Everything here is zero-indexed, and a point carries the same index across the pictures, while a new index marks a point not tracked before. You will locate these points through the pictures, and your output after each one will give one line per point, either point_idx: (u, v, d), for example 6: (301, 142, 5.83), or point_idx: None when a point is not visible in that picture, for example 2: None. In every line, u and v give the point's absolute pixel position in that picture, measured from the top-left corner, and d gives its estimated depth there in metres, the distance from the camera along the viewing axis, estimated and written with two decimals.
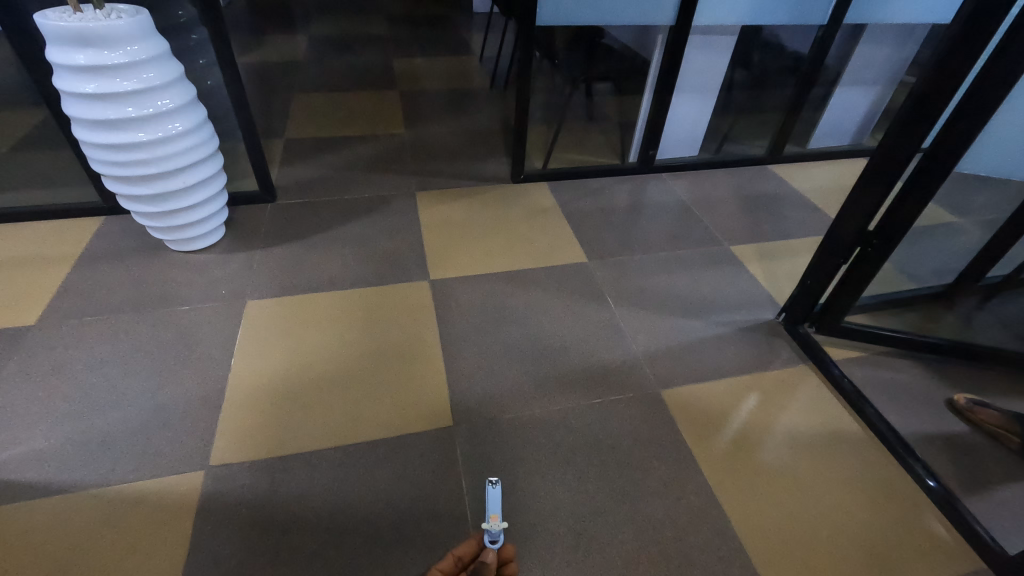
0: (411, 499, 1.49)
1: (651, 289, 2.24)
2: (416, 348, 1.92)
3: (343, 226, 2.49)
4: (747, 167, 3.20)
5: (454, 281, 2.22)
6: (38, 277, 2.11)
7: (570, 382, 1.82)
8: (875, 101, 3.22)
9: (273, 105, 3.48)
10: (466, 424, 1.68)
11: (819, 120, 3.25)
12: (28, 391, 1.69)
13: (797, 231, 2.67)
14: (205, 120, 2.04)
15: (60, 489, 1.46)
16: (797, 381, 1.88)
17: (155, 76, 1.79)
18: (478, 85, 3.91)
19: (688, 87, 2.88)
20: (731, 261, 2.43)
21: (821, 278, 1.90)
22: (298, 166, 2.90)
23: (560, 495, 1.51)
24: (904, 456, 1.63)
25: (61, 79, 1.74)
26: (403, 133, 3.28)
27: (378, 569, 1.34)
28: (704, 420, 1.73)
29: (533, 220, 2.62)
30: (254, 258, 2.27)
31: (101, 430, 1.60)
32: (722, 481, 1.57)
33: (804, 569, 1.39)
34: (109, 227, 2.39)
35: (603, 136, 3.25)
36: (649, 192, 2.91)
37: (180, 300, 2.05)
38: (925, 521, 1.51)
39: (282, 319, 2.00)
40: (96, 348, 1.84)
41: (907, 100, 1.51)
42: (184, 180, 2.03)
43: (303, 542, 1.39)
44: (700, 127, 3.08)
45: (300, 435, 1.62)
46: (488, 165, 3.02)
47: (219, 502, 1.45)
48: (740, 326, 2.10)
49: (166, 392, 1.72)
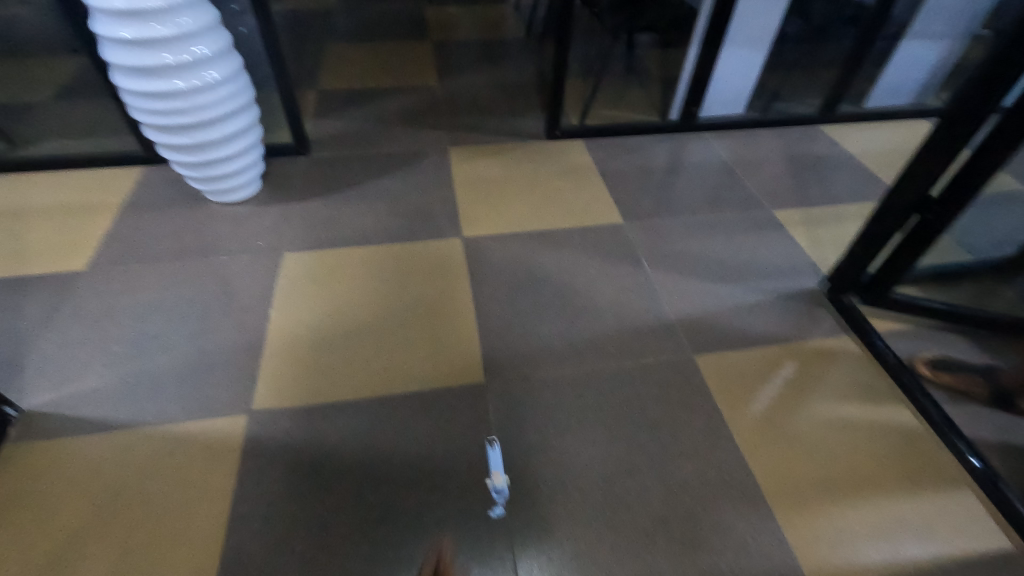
0: (444, 452, 1.53)
1: (687, 253, 2.18)
2: (448, 304, 1.92)
3: (376, 180, 2.47)
4: (795, 127, 3.02)
5: (486, 239, 2.19)
6: (85, 225, 2.18)
7: (602, 344, 1.81)
8: (943, 57, 2.97)
9: (305, 54, 3.42)
10: (497, 381, 1.69)
11: (878, 77, 3.03)
12: (81, 334, 1.77)
13: (847, 196, 2.53)
14: (240, 68, 2.02)
15: (114, 426, 1.55)
16: (838, 352, 1.82)
17: (191, 22, 1.76)
18: (513, 35, 3.75)
19: (739, 39, 2.70)
20: (774, 226, 2.33)
21: (873, 247, 1.81)
22: (330, 118, 2.87)
23: (590, 454, 1.53)
24: (948, 434, 1.58)
25: (99, 24, 1.73)
26: (435, 85, 3.20)
27: (412, 516, 1.40)
28: (737, 387, 1.70)
29: (567, 178, 2.55)
30: (290, 210, 2.29)
31: (150, 372, 1.67)
32: (753, 450, 1.55)
33: (832, 537, 1.39)
34: (150, 176, 2.43)
35: (643, 92, 3.11)
36: (690, 151, 2.79)
37: (220, 250, 2.09)
38: (965, 500, 1.47)
39: (317, 272, 2.02)
40: (142, 295, 1.90)
41: (988, 56, 1.37)
42: (221, 131, 2.02)
43: (341, 488, 1.44)
44: (748, 83, 2.90)
45: (335, 385, 1.66)
46: (521, 120, 2.92)
47: (262, 445, 1.52)
48: (781, 293, 2.03)
49: (208, 338, 1.78)
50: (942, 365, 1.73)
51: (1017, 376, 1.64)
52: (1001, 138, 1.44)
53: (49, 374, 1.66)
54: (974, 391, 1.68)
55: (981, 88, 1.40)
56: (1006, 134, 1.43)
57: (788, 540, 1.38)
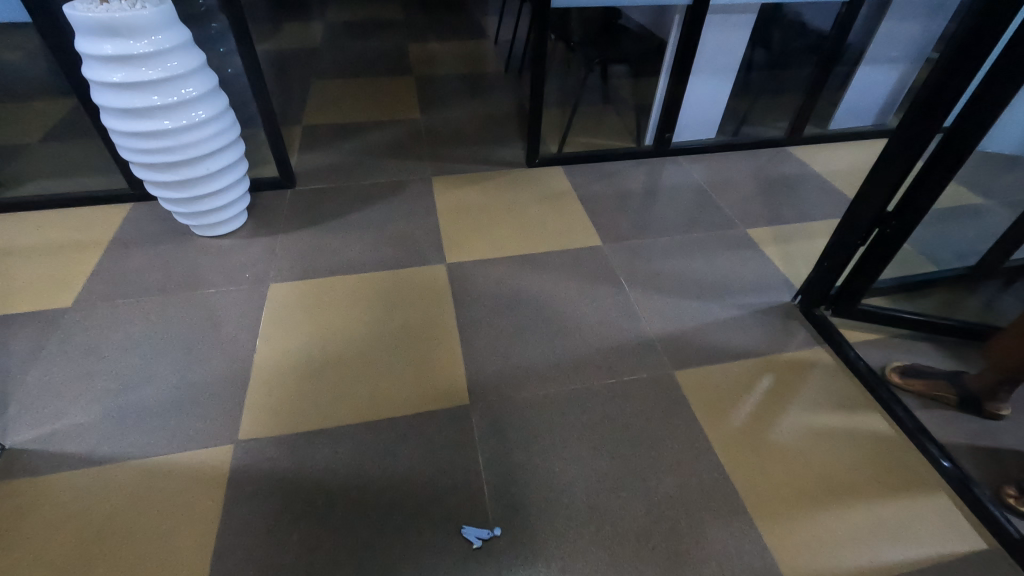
0: (430, 474, 1.54)
1: (664, 272, 2.25)
2: (434, 329, 1.96)
3: (361, 211, 2.54)
4: (765, 149, 3.15)
5: (470, 265, 2.25)
6: (72, 262, 2.20)
7: (584, 363, 1.85)
8: (899, 81, 3.14)
9: (291, 92, 3.53)
10: (482, 402, 1.72)
11: (840, 100, 3.19)
12: (67, 369, 1.78)
13: (816, 213, 2.64)
14: (227, 107, 2.09)
15: (99, 460, 1.55)
16: (812, 363, 1.88)
17: (179, 65, 1.84)
18: (492, 69, 3.90)
19: (705, 68, 2.84)
20: (747, 244, 2.42)
21: (839, 260, 1.89)
22: (316, 152, 2.95)
23: (574, 471, 1.55)
24: (920, 438, 1.63)
25: (89, 69, 1.79)
26: (418, 118, 3.30)
27: (399, 539, 1.41)
28: (716, 400, 1.75)
29: (547, 204, 2.63)
30: (276, 242, 2.34)
31: (136, 406, 1.68)
32: (734, 461, 1.59)
33: (813, 543, 1.42)
34: (137, 213, 2.47)
35: (619, 120, 3.24)
36: (665, 175, 2.90)
37: (206, 283, 2.12)
38: (939, 503, 1.51)
39: (304, 301, 2.05)
40: (129, 329, 1.92)
41: (927, 81, 1.48)
42: (208, 167, 2.08)
43: (328, 514, 1.45)
44: (718, 109, 3.04)
45: (321, 411, 1.68)
46: (502, 150, 3.03)
47: (249, 474, 1.53)
48: (755, 308, 2.10)
49: (195, 370, 1.79)
50: (912, 372, 1.79)
51: (982, 380, 1.67)
52: (946, 155, 1.54)
53: (34, 410, 1.66)
54: (943, 396, 1.74)
55: (923, 110, 1.51)
56: (950, 151, 1.53)
57: (771, 549, 1.41)
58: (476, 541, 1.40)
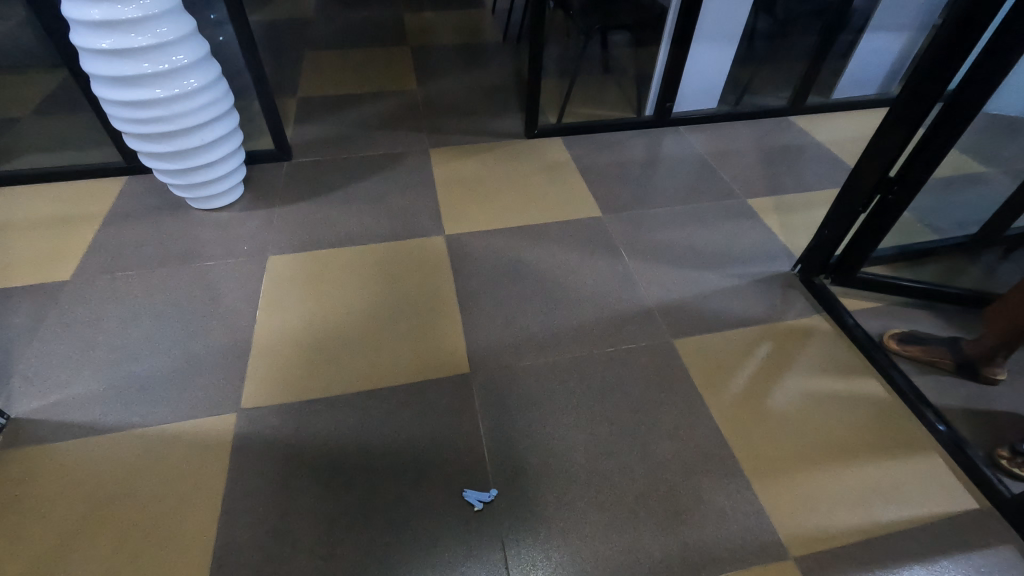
0: (432, 440, 1.56)
1: (664, 242, 2.24)
2: (433, 300, 1.96)
3: (358, 183, 2.51)
4: (767, 119, 3.11)
5: (469, 236, 2.24)
6: (69, 236, 2.19)
7: (583, 332, 1.86)
8: (904, 48, 3.07)
9: (285, 63, 3.46)
10: (482, 371, 1.74)
11: (844, 69, 3.12)
12: (68, 341, 1.79)
13: (817, 183, 2.62)
14: (219, 76, 2.05)
15: (104, 429, 1.56)
16: (811, 331, 1.89)
17: (169, 31, 1.79)
18: (490, 39, 3.82)
19: (707, 35, 2.77)
20: (747, 214, 2.41)
21: (840, 228, 1.88)
22: (312, 124, 2.91)
23: (574, 437, 1.57)
24: (916, 403, 1.65)
25: (78, 35, 1.75)
26: (414, 89, 3.25)
27: (402, 503, 1.43)
28: (714, 367, 1.76)
29: (546, 175, 2.61)
30: (274, 214, 2.32)
31: (139, 376, 1.69)
32: (732, 426, 1.61)
33: (808, 504, 1.44)
34: (132, 186, 2.45)
35: (619, 90, 3.19)
36: (666, 145, 2.86)
37: (205, 256, 2.11)
38: (933, 464, 1.53)
39: (302, 273, 2.05)
40: (128, 302, 1.92)
41: (932, 42, 1.45)
42: (202, 138, 2.05)
43: (331, 479, 1.47)
44: (720, 78, 2.98)
45: (323, 380, 1.70)
46: (500, 121, 2.98)
47: (252, 441, 1.55)
48: (755, 277, 2.10)
49: (196, 341, 1.80)
50: (910, 339, 1.79)
51: (980, 347, 1.66)
52: (949, 120, 1.52)
53: (38, 381, 1.67)
54: (940, 361, 1.75)
55: (928, 73, 1.48)
56: (953, 116, 1.51)
57: (767, 509, 1.43)
58: (478, 503, 1.43)
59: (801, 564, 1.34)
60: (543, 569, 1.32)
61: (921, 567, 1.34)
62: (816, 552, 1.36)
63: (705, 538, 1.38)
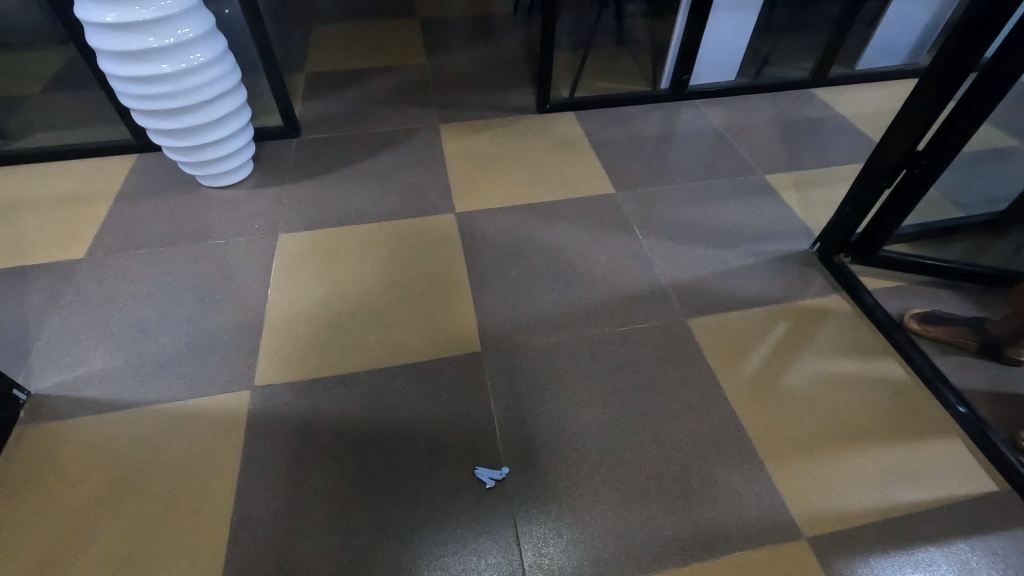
0: (444, 419, 1.56)
1: (679, 219, 2.19)
2: (443, 278, 1.95)
3: (368, 160, 2.48)
4: (787, 91, 3.00)
5: (479, 214, 2.21)
6: (82, 214, 2.20)
7: (596, 311, 1.84)
8: (935, 15, 2.93)
9: (293, 37, 3.40)
10: (493, 350, 1.73)
11: (870, 37, 2.99)
12: (85, 319, 1.81)
13: (838, 158, 2.54)
14: (226, 50, 2.02)
15: (122, 405, 1.59)
16: (829, 311, 1.85)
17: (173, 3, 1.76)
18: (501, 10, 3.71)
19: (727, 4, 2.66)
20: (765, 191, 2.34)
21: (862, 205, 1.82)
22: (321, 100, 2.87)
23: (585, 416, 1.56)
24: (936, 384, 1.61)
25: (82, 9, 1.73)
26: (423, 63, 3.18)
27: (414, 479, 1.44)
28: (729, 348, 1.73)
29: (558, 150, 2.55)
30: (283, 192, 2.30)
31: (154, 354, 1.71)
32: (746, 406, 1.59)
33: (822, 485, 1.43)
34: (143, 164, 2.44)
35: (634, 62, 3.09)
36: (682, 120, 2.78)
37: (216, 234, 2.11)
38: (953, 447, 1.50)
39: (314, 251, 2.04)
40: (142, 280, 1.93)
41: (969, 6, 1.36)
42: (210, 114, 2.03)
43: (345, 455, 1.49)
44: (739, 49, 2.87)
45: (335, 358, 1.70)
46: (511, 95, 2.91)
47: (267, 418, 1.56)
48: (773, 256, 2.05)
49: (209, 319, 1.81)
50: (931, 318, 1.75)
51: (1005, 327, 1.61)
52: (984, 91, 1.44)
53: (57, 357, 1.70)
54: (963, 342, 1.70)
55: (963, 40, 1.40)
56: (988, 87, 1.43)
57: (780, 490, 1.42)
58: (489, 481, 1.43)
59: (814, 544, 1.33)
60: (554, 545, 1.33)
61: (937, 549, 1.32)
62: (830, 533, 1.35)
63: (717, 518, 1.37)
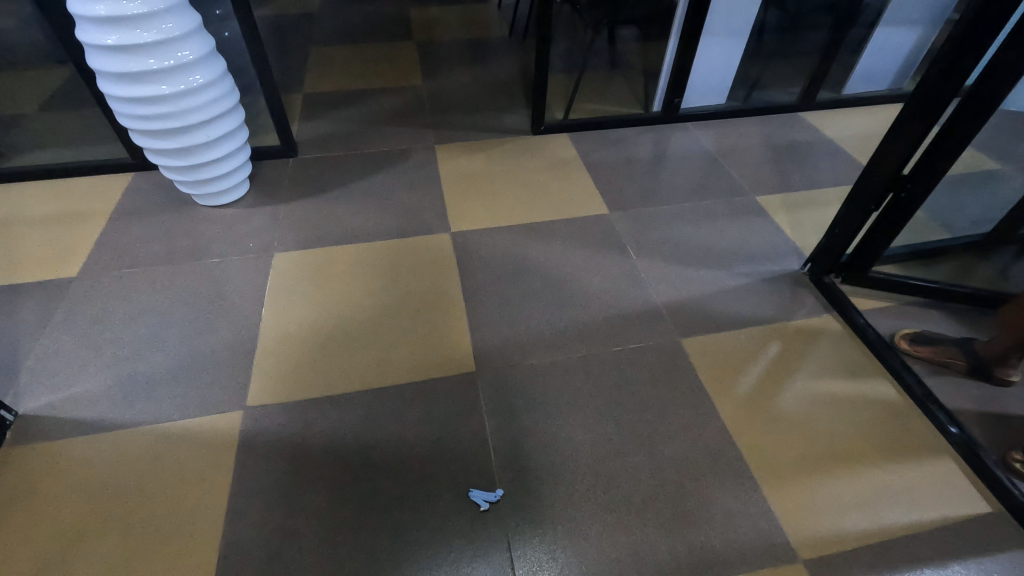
0: (438, 440, 1.55)
1: (672, 240, 2.22)
2: (439, 298, 1.95)
3: (364, 179, 2.50)
4: (777, 115, 3.07)
5: (474, 233, 2.22)
6: (76, 232, 2.19)
7: (590, 331, 1.84)
8: (917, 42, 3.02)
9: (291, 59, 3.45)
10: (488, 370, 1.73)
11: (856, 63, 3.07)
12: (75, 338, 1.79)
13: (827, 180, 2.58)
14: (225, 72, 2.04)
15: (111, 426, 1.57)
16: (821, 331, 1.87)
17: (174, 26, 1.78)
18: (496, 34, 3.79)
19: (717, 30, 2.73)
20: (756, 212, 2.38)
21: (851, 227, 1.85)
22: (318, 120, 2.90)
23: (580, 437, 1.56)
24: (927, 405, 1.62)
25: (83, 31, 1.75)
26: (420, 85, 3.23)
27: (407, 502, 1.43)
28: (722, 368, 1.74)
29: (553, 171, 2.59)
30: (279, 211, 2.31)
31: (145, 374, 1.69)
32: (741, 426, 1.59)
33: (817, 506, 1.43)
34: (139, 182, 2.45)
35: (626, 86, 3.15)
36: (674, 142, 2.83)
37: (211, 253, 2.11)
38: (945, 467, 1.51)
39: (309, 270, 2.05)
40: (135, 298, 1.92)
41: (949, 37, 1.41)
42: (207, 134, 2.05)
43: (337, 478, 1.47)
44: (729, 74, 2.94)
45: (329, 378, 1.69)
46: (507, 117, 2.96)
47: (259, 439, 1.55)
48: (765, 276, 2.07)
49: (202, 338, 1.80)
50: (922, 339, 1.77)
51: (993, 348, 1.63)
52: (966, 118, 1.49)
53: (46, 377, 1.68)
54: (953, 362, 1.72)
55: (945, 69, 1.45)
56: (969, 113, 1.48)
57: (776, 512, 1.42)
58: (484, 503, 1.42)
59: (810, 567, 1.32)
60: (549, 570, 1.31)
61: (933, 572, 1.32)
62: (826, 556, 1.34)
63: (713, 540, 1.36)
